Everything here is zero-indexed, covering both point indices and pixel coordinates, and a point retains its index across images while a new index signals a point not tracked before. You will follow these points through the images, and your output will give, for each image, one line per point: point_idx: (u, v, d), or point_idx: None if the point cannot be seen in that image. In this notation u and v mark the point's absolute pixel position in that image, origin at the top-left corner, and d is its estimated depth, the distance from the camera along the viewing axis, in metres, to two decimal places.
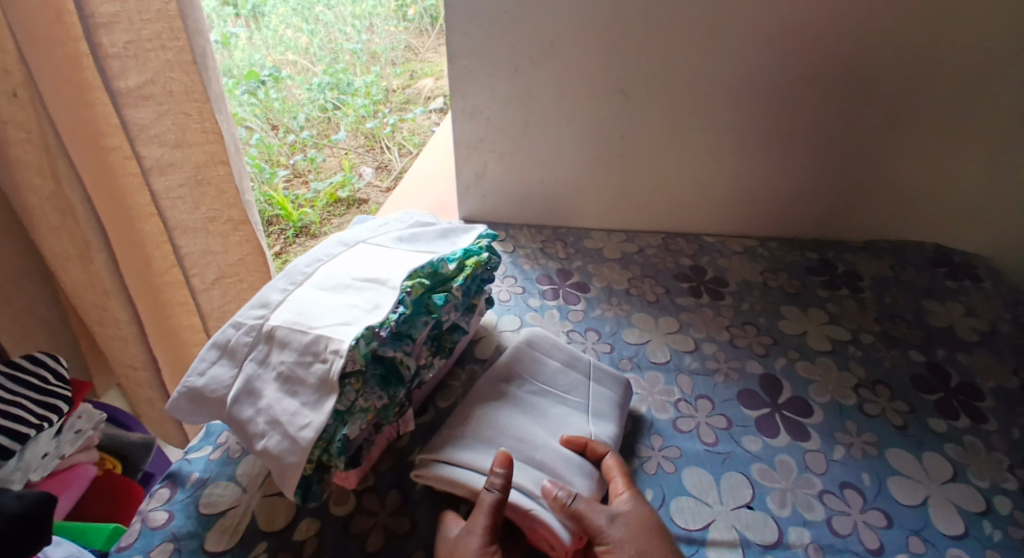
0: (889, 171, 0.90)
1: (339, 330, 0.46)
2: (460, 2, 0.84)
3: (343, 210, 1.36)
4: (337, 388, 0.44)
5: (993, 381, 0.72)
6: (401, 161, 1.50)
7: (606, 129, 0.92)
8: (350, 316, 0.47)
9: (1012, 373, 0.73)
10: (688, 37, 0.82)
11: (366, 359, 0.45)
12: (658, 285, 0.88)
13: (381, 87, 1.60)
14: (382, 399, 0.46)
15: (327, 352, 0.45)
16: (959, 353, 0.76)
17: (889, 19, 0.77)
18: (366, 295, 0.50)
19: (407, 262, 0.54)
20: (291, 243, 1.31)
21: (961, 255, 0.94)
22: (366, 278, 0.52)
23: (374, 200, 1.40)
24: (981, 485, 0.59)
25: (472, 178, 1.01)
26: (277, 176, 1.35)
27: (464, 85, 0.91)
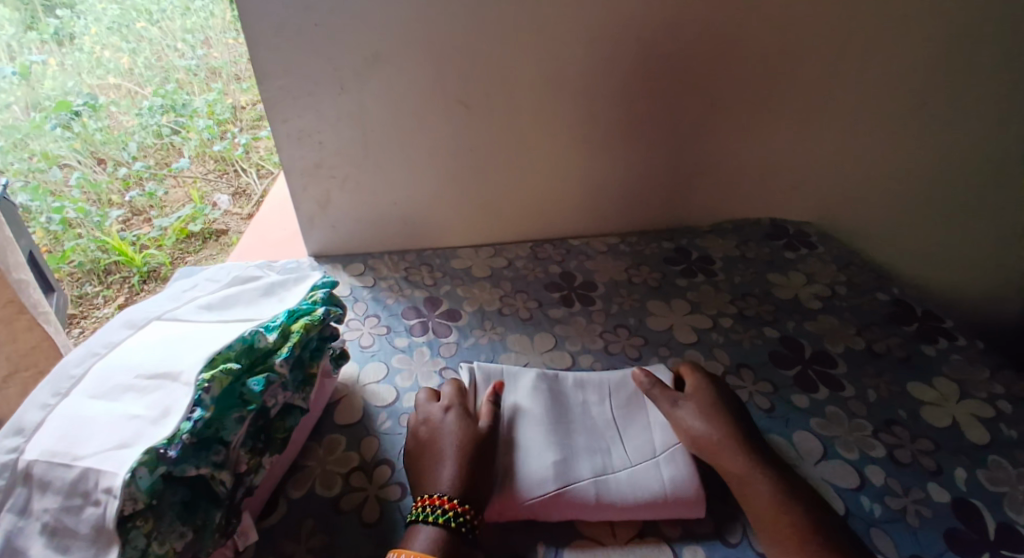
0: (726, 154, 0.92)
1: (110, 458, 0.38)
2: (260, 14, 0.74)
3: (197, 245, 1.15)
4: (117, 537, 0.36)
5: (842, 346, 0.76)
6: (261, 183, 1.31)
7: (455, 141, 0.87)
8: (127, 435, 0.39)
9: (856, 334, 0.78)
10: (515, 38, 0.78)
11: (150, 493, 0.37)
12: (529, 299, 0.85)
13: (227, 105, 1.39)
14: (183, 537, 0.39)
15: (99, 493, 0.37)
16: (806, 323, 0.80)
17: (702, 9, 0.78)
18: (151, 399, 0.42)
19: (212, 341, 0.46)
20: (138, 293, 1.05)
21: (796, 225, 1.00)
22: (150, 375, 0.44)
23: (233, 229, 1.20)
24: (851, 457, 0.61)
25: (315, 209, 0.92)
26: (109, 218, 1.13)
27: (284, 107, 0.82)
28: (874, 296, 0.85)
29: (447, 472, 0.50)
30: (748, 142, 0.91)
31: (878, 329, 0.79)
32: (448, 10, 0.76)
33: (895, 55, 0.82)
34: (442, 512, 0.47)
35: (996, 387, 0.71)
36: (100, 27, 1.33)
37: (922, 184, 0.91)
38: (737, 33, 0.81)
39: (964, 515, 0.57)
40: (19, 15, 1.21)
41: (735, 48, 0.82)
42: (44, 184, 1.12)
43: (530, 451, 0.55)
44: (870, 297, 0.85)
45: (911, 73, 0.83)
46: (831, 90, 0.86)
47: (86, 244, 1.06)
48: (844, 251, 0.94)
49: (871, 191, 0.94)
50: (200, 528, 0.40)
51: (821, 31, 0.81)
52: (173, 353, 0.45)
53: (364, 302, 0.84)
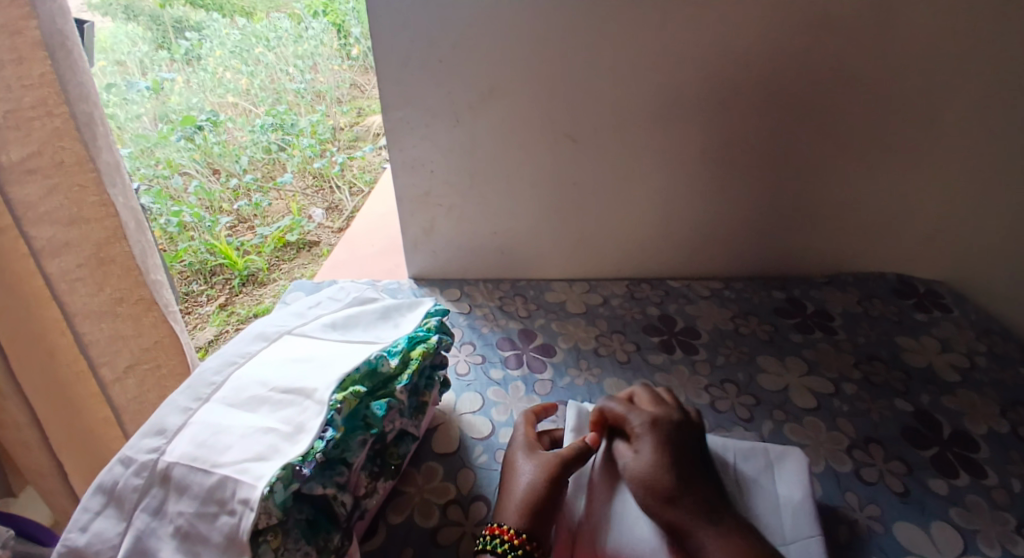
0: (848, 203, 0.87)
1: (248, 469, 0.39)
2: (389, 48, 0.78)
3: (293, 253, 1.19)
4: (248, 550, 0.36)
5: (984, 427, 0.68)
6: (354, 201, 1.34)
7: (562, 175, 0.87)
8: (264, 449, 0.40)
9: (1000, 414, 0.70)
10: (633, 76, 0.78)
11: (283, 508, 0.38)
12: (627, 341, 0.82)
13: (328, 125, 1.49)
14: (307, 555, 0.39)
15: (234, 503, 0.38)
16: (943, 396, 0.72)
17: (836, 52, 0.75)
18: (285, 415, 0.43)
19: (341, 361, 0.47)
20: (237, 294, 1.10)
21: (926, 283, 0.91)
22: (284, 389, 0.45)
23: (326, 241, 1.23)
24: (993, 554, 0.54)
25: (420, 234, 0.94)
26: (219, 223, 1.20)
27: (401, 136, 0.85)
28: (1019, 371, 0.76)
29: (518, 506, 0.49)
30: (875, 192, 0.85)
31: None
32: (570, 49, 0.76)
33: None
34: (500, 542, 0.46)
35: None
36: (223, 50, 1.46)
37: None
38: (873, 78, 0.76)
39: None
40: (151, 35, 1.36)
41: (871, 93, 0.77)
42: (167, 190, 1.21)
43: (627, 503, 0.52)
44: (1014, 371, 0.76)
45: None
46: (979, 141, 0.79)
47: (198, 247, 1.13)
48: (981, 316, 0.85)
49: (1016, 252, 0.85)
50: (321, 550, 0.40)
51: (970, 79, 0.74)
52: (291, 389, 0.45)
53: (461, 329, 0.84)
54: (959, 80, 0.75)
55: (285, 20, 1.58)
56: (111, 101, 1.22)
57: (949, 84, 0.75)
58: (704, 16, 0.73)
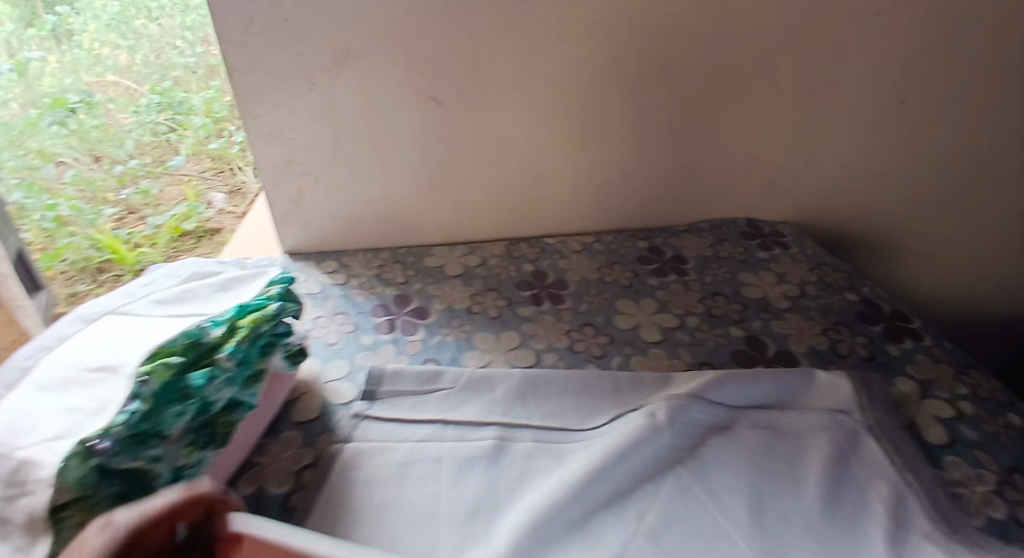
0: (717, 148, 0.92)
1: (48, 448, 0.40)
2: (228, 9, 0.73)
3: (191, 243, 1.11)
4: (49, 528, 0.37)
5: (803, 345, 0.79)
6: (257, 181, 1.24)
7: (429, 139, 0.87)
8: (67, 427, 0.41)
9: (821, 333, 0.81)
10: (499, 37, 0.79)
11: (85, 483, 0.38)
12: (500, 297, 0.85)
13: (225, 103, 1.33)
14: None
15: (32, 482, 0.38)
16: (772, 322, 0.83)
17: (677, 9, 0.79)
18: (98, 392, 0.44)
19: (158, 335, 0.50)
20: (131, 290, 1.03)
21: (769, 225, 1.02)
22: (96, 368, 0.46)
23: (228, 227, 1.13)
24: None
25: (288, 206, 0.90)
26: (103, 216, 1.12)
27: (252, 102, 0.81)
28: (842, 295, 0.88)
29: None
30: (735, 146, 0.92)
31: (845, 328, 0.82)
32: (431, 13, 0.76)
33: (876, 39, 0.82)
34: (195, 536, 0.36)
35: (978, 377, 0.75)
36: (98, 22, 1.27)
37: (879, 184, 0.97)
38: (715, 46, 0.82)
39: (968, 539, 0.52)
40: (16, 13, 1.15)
41: (715, 58, 0.83)
42: (39, 182, 1.10)
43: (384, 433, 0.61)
44: (837, 296, 0.88)
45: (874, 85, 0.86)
46: (832, 80, 0.86)
47: (79, 242, 1.06)
48: (813, 251, 0.97)
49: (829, 195, 0.99)
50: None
51: (798, 18, 0.80)
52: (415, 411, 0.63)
53: (334, 299, 0.82)
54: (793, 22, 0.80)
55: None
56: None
57: (786, 51, 0.83)
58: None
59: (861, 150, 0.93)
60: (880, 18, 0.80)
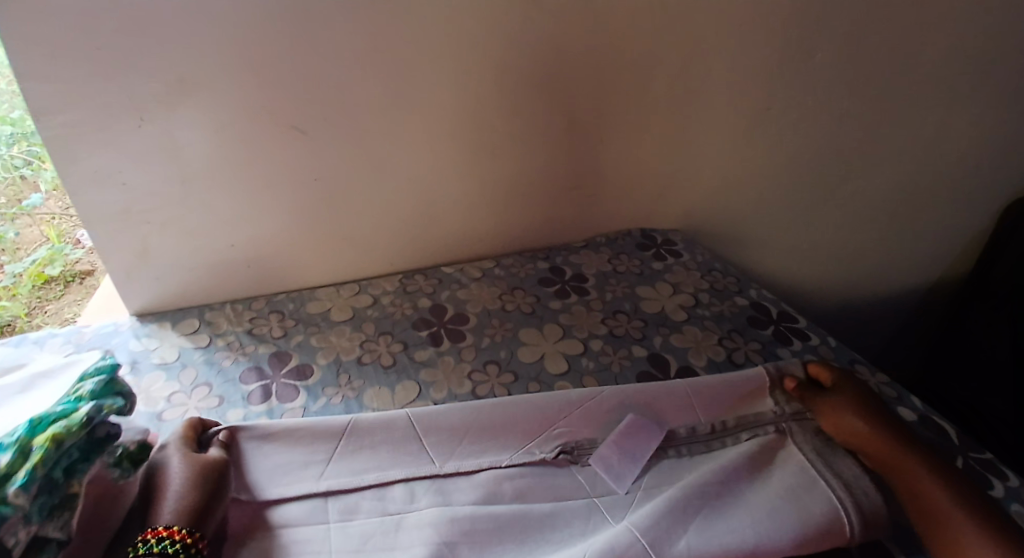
0: (606, 162, 0.90)
1: None
2: (22, 37, 0.61)
3: (58, 291, 0.90)
4: None
5: (703, 358, 0.78)
6: None
7: (297, 173, 0.78)
8: None
9: (718, 343, 0.81)
10: (364, 60, 0.72)
11: None
12: (393, 341, 0.78)
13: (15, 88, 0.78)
14: None
15: None
16: (672, 337, 0.81)
17: (548, 25, 0.75)
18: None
19: None
20: None
21: (663, 233, 1.01)
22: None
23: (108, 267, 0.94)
24: None
25: (133, 259, 0.78)
26: None
27: (71, 146, 0.68)
28: (732, 301, 0.89)
29: (170, 502, 0.48)
30: (623, 159, 0.91)
31: (738, 336, 0.82)
32: (281, 38, 0.68)
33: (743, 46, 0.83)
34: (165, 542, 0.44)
35: (865, 373, 0.77)
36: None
37: (761, 183, 0.99)
38: (592, 60, 0.79)
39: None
40: None
41: (593, 72, 0.80)
42: None
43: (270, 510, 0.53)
44: (729, 302, 0.89)
45: (747, 92, 0.88)
46: (708, 89, 0.86)
47: None
48: (704, 257, 0.97)
49: (715, 200, 1.00)
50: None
51: (669, 29, 0.79)
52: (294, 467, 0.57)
53: (195, 368, 0.71)
54: (665, 34, 0.79)
55: None
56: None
57: (662, 63, 0.82)
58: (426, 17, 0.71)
59: (742, 154, 0.95)
60: (746, 26, 0.81)
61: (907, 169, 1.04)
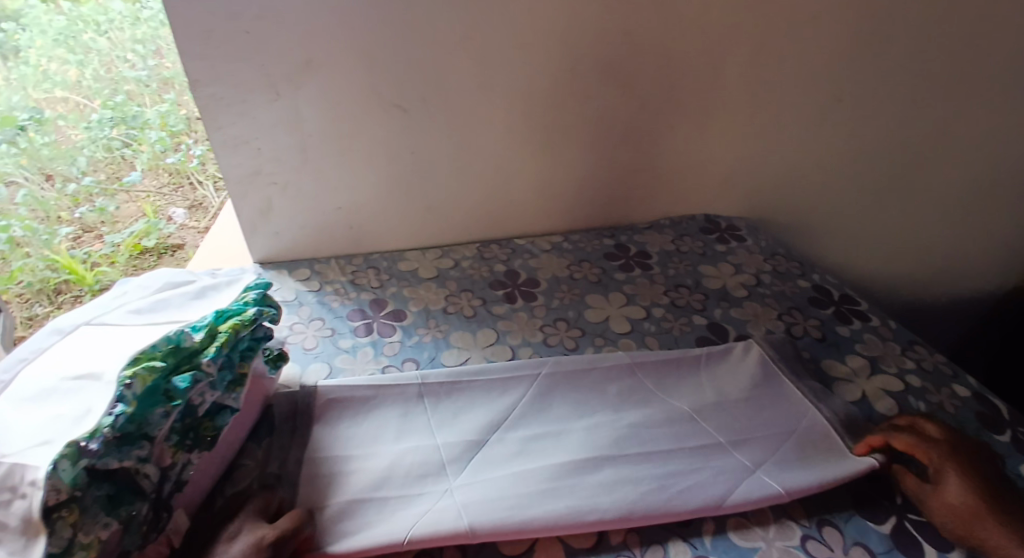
0: (673, 147, 0.97)
1: (34, 454, 0.38)
2: (186, 21, 0.74)
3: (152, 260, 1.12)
4: (44, 527, 0.36)
5: (760, 329, 0.84)
6: (218, 196, 1.26)
7: (395, 146, 0.89)
8: (50, 434, 0.40)
9: (776, 318, 0.86)
10: (462, 43, 0.81)
11: (77, 482, 0.38)
12: (474, 297, 0.88)
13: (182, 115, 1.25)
14: (108, 525, 0.39)
15: (22, 486, 0.37)
16: (732, 310, 0.87)
17: (625, 12, 0.82)
18: (75, 399, 0.42)
19: (128, 346, 0.47)
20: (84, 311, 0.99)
21: (727, 219, 1.07)
22: (76, 377, 0.44)
23: (191, 243, 1.16)
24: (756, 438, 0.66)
25: (257, 215, 0.91)
26: (58, 235, 1.02)
27: (215, 115, 0.81)
28: (794, 283, 0.93)
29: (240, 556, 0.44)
30: (690, 146, 0.97)
31: (798, 312, 0.87)
32: (389, 24, 0.78)
33: (811, 38, 0.87)
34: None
35: (922, 352, 0.81)
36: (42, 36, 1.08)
37: (826, 172, 1.03)
38: (662, 50, 0.86)
39: (912, 522, 0.59)
40: None
41: (664, 63, 0.87)
42: None
43: (383, 435, 0.64)
44: (790, 283, 0.93)
45: (812, 86, 0.92)
46: (774, 79, 0.91)
47: (35, 263, 0.96)
48: (767, 242, 1.02)
49: (780, 189, 1.04)
50: (125, 522, 0.41)
51: (739, 21, 0.85)
52: (385, 396, 0.68)
53: (310, 306, 0.83)
54: (737, 26, 0.85)
55: None
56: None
57: (731, 53, 0.88)
58: (518, 7, 0.80)
59: (804, 145, 0.99)
60: (812, 21, 0.86)
61: (979, 166, 1.04)
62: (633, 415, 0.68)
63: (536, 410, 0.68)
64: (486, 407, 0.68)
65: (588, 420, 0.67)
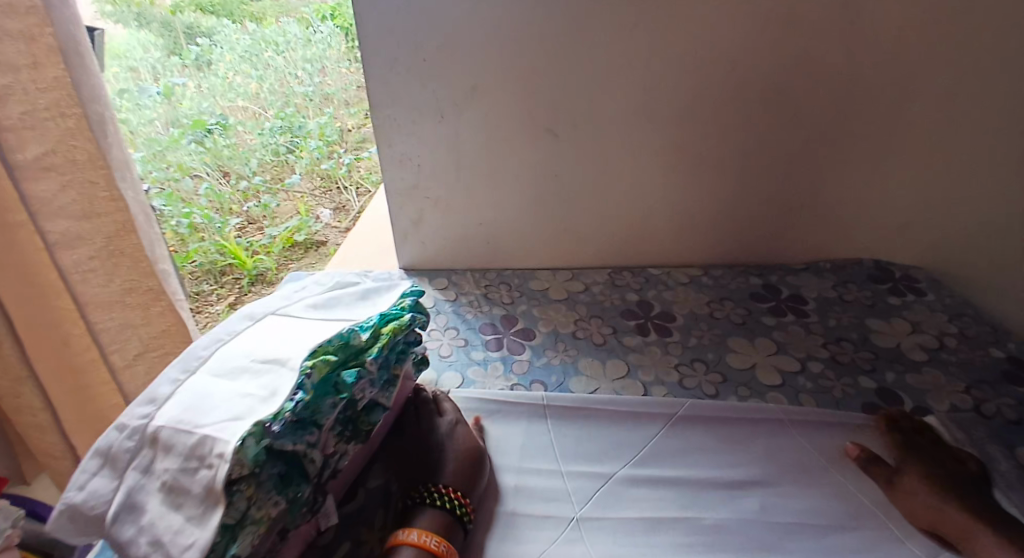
0: (842, 188, 0.89)
1: (226, 428, 0.42)
2: (376, 49, 0.81)
3: (301, 253, 1.26)
4: (223, 499, 0.40)
5: (945, 404, 0.74)
6: (360, 200, 1.39)
7: (544, 169, 0.90)
8: (241, 410, 0.43)
9: (963, 391, 0.76)
10: (626, 73, 0.81)
11: (256, 459, 0.41)
12: (604, 325, 0.86)
13: (335, 127, 1.53)
14: (278, 505, 0.42)
15: (212, 456, 0.41)
16: (908, 375, 0.78)
17: (806, 45, 0.77)
18: (264, 380, 0.46)
19: (310, 338, 0.50)
20: (247, 293, 1.17)
21: (903, 268, 0.96)
22: (265, 360, 0.48)
23: (333, 240, 1.29)
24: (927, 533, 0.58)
25: (409, 226, 0.97)
26: (229, 224, 1.26)
27: (388, 133, 0.88)
28: (986, 352, 0.81)
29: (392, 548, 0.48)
30: (863, 188, 0.89)
31: (990, 387, 0.76)
32: (557, 53, 0.80)
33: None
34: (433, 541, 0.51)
35: None
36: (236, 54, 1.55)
37: None
38: (842, 85, 0.80)
39: None
40: (171, 116, 1.38)
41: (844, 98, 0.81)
42: (178, 192, 1.28)
43: (511, 452, 0.66)
44: (981, 351, 0.82)
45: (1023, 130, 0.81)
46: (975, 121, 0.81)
47: (208, 248, 1.20)
48: (953, 301, 0.90)
49: (973, 244, 0.91)
50: (290, 502, 0.44)
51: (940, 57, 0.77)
52: (511, 416, 0.70)
53: (446, 315, 0.86)
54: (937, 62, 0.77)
55: (292, 24, 1.69)
56: (124, 107, 1.32)
57: (923, 89, 0.79)
58: (689, 40, 0.78)
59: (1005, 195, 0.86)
60: None
61: None
62: (778, 475, 0.64)
63: (670, 450, 0.66)
64: (620, 444, 0.67)
65: (727, 475, 0.64)
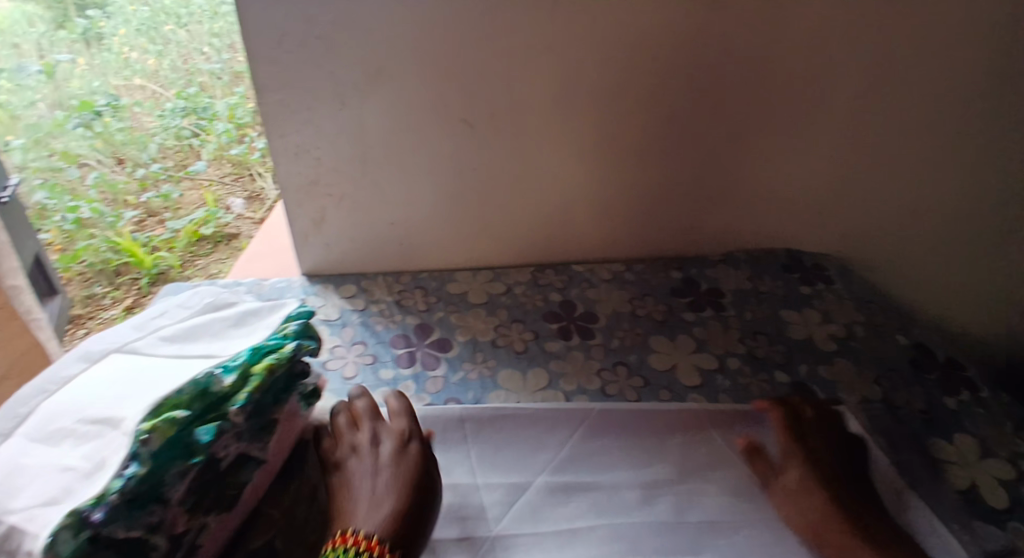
0: (761, 178, 0.88)
1: (38, 516, 0.34)
2: (259, 24, 0.70)
3: (208, 249, 1.10)
4: None
5: (853, 395, 0.74)
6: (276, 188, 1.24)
7: (457, 161, 0.83)
8: (59, 490, 0.35)
9: (872, 382, 0.76)
10: (540, 56, 0.75)
11: None
12: (526, 330, 0.81)
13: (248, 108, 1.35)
14: None
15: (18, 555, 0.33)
16: (820, 367, 0.78)
17: (726, 31, 0.74)
18: (92, 447, 0.38)
19: (155, 384, 0.42)
20: (147, 294, 1.00)
21: (811, 258, 0.96)
22: (93, 418, 0.39)
23: (246, 233, 1.14)
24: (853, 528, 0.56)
25: (309, 226, 0.87)
26: (123, 218, 1.10)
27: (280, 121, 0.77)
28: (891, 339, 0.83)
29: None
30: (781, 178, 0.88)
31: (897, 377, 0.77)
32: (466, 35, 0.72)
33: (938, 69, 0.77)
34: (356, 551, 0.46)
35: None
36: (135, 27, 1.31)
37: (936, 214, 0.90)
38: (763, 72, 0.78)
39: None
40: (59, 99, 1.18)
41: (764, 87, 0.79)
42: (63, 183, 1.10)
43: None
44: (886, 340, 0.83)
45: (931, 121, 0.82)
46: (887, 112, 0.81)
47: (99, 244, 1.03)
48: (859, 288, 0.91)
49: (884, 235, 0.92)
50: None
51: (855, 46, 0.75)
52: (425, 429, 0.63)
53: (352, 327, 0.78)
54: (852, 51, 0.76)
55: None
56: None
57: (840, 78, 0.78)
58: (607, 21, 0.73)
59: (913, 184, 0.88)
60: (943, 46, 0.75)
61: None
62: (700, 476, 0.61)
63: (589, 456, 0.62)
64: (536, 454, 0.62)
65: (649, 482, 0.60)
